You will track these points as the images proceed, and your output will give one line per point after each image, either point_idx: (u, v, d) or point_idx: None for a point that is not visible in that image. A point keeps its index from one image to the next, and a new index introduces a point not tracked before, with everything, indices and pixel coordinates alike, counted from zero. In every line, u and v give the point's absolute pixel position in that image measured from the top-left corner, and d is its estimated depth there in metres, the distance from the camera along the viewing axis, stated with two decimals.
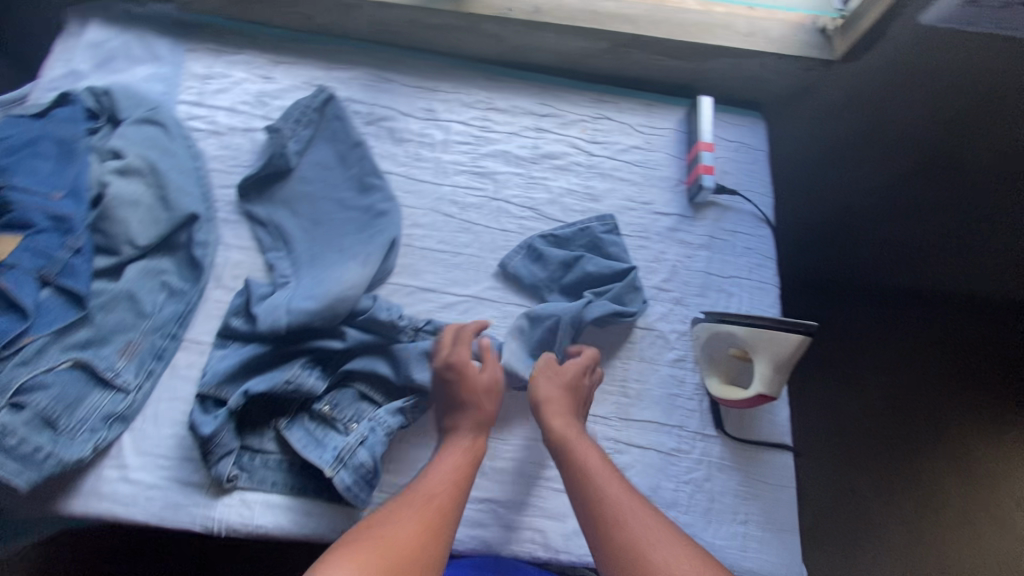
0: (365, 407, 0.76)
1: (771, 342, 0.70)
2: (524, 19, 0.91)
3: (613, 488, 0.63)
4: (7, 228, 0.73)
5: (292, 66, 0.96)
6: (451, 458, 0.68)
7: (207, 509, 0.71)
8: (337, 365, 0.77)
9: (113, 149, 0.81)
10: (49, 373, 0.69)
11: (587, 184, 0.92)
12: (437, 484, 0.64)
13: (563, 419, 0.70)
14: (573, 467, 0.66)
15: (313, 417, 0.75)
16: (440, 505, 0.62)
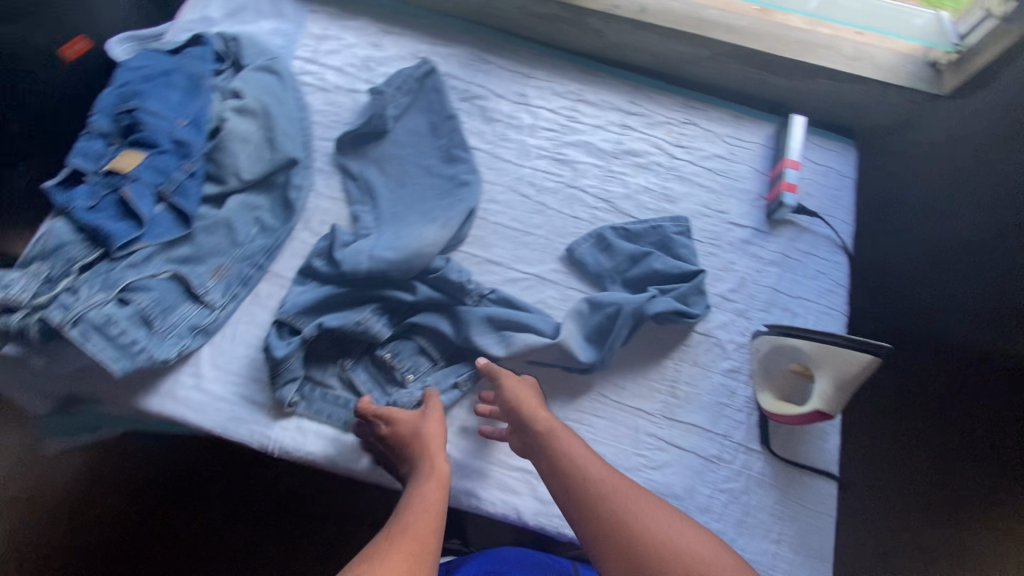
0: (422, 362, 0.81)
1: (837, 360, 0.69)
2: (630, 18, 0.93)
3: (599, 473, 0.64)
4: (135, 146, 0.81)
5: (401, 37, 1.02)
6: (422, 492, 0.65)
7: (266, 427, 0.76)
8: (406, 318, 0.82)
9: (234, 90, 0.89)
10: (153, 279, 0.75)
11: (664, 185, 0.93)
12: (414, 516, 0.61)
13: (540, 419, 0.70)
14: (556, 458, 0.66)
15: (375, 361, 0.80)
16: (424, 535, 0.59)
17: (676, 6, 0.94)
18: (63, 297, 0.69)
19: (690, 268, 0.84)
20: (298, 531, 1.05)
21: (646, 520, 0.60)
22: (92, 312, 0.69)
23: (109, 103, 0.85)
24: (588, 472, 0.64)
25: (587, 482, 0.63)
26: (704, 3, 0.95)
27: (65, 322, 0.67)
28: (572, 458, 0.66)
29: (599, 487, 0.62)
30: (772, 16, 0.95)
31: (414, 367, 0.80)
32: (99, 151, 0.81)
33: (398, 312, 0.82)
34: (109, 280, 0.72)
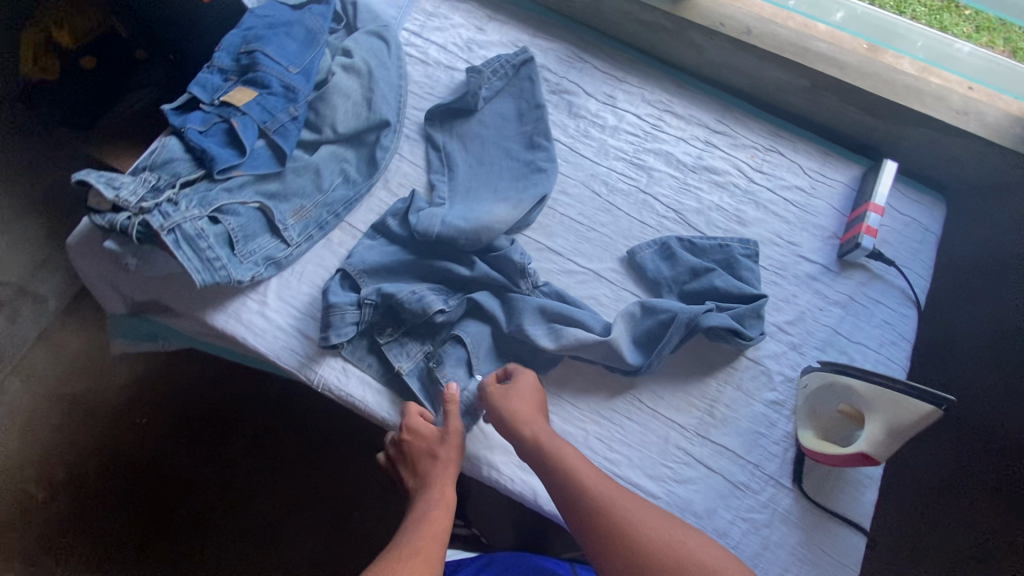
0: (463, 375, 0.78)
1: (889, 404, 0.67)
2: (734, 37, 0.92)
3: (596, 482, 0.64)
4: (249, 83, 0.87)
5: (504, 26, 1.05)
6: (430, 512, 0.67)
7: (315, 364, 0.80)
8: (457, 296, 0.83)
9: (345, 49, 0.94)
10: (242, 207, 0.81)
11: (738, 208, 0.93)
12: (421, 539, 0.63)
13: (529, 428, 0.70)
14: (551, 468, 0.66)
15: (424, 369, 0.79)
16: (429, 563, 0.60)
17: (784, 32, 0.93)
18: (164, 206, 0.75)
19: (752, 292, 0.83)
20: (321, 469, 1.20)
21: (646, 526, 0.60)
22: (187, 224, 0.74)
23: (231, 43, 0.91)
24: (582, 481, 0.64)
25: (585, 490, 0.63)
26: (813, 34, 0.93)
27: (162, 228, 0.72)
28: (566, 469, 0.66)
29: (596, 494, 0.63)
30: (880, 56, 0.92)
31: (455, 379, 0.78)
32: (215, 84, 0.88)
33: (453, 286, 0.84)
34: (206, 199, 0.78)
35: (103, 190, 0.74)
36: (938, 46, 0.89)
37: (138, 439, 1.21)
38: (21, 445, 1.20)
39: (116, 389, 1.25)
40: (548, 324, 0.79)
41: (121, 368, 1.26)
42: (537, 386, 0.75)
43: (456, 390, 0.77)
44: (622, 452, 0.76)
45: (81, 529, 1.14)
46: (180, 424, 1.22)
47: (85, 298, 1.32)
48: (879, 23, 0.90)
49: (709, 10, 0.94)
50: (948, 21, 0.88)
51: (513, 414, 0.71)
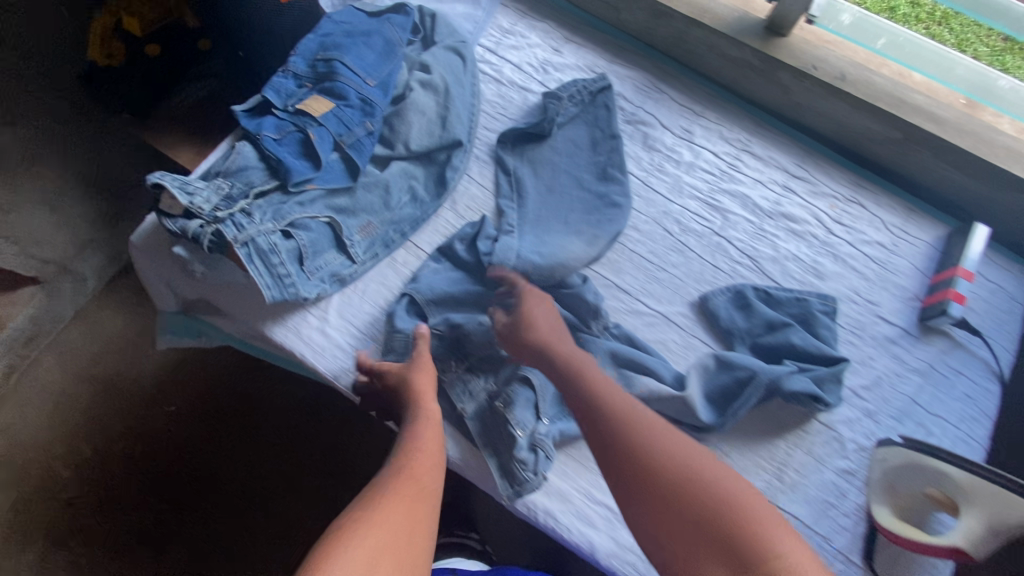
0: (530, 418, 0.75)
1: (994, 502, 0.65)
2: (827, 82, 0.88)
3: (622, 406, 0.70)
4: (326, 94, 0.85)
5: (582, 48, 1.02)
6: (419, 435, 0.70)
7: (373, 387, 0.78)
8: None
9: (423, 64, 0.92)
10: (313, 221, 0.79)
11: (815, 259, 0.89)
12: (411, 462, 0.68)
13: (546, 339, 0.76)
14: (579, 391, 0.72)
15: (488, 411, 0.76)
16: (422, 483, 0.66)
17: (880, 81, 0.89)
18: (238, 216, 0.73)
19: (833, 355, 0.79)
20: (344, 473, 1.19)
21: (659, 447, 0.64)
22: (261, 238, 0.73)
23: (309, 49, 0.90)
24: (611, 404, 0.70)
25: (609, 413, 0.69)
26: (909, 83, 0.89)
27: (236, 241, 0.71)
28: (592, 392, 0.71)
29: (620, 415, 0.68)
30: (978, 112, 0.88)
31: (523, 422, 0.75)
32: (290, 90, 0.86)
33: None
34: (280, 212, 0.76)
35: (179, 197, 0.73)
36: (977, 78, 0.82)
37: (164, 427, 1.21)
38: (50, 423, 1.20)
39: (145, 376, 1.24)
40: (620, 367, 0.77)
41: (154, 356, 1.26)
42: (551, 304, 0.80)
43: (527, 433, 0.74)
44: None
45: (98, 509, 1.15)
46: (204, 416, 1.22)
47: (125, 280, 1.33)
48: (917, 51, 0.84)
49: (801, 51, 0.90)
50: (1014, 63, 0.82)
51: (536, 342, 0.76)
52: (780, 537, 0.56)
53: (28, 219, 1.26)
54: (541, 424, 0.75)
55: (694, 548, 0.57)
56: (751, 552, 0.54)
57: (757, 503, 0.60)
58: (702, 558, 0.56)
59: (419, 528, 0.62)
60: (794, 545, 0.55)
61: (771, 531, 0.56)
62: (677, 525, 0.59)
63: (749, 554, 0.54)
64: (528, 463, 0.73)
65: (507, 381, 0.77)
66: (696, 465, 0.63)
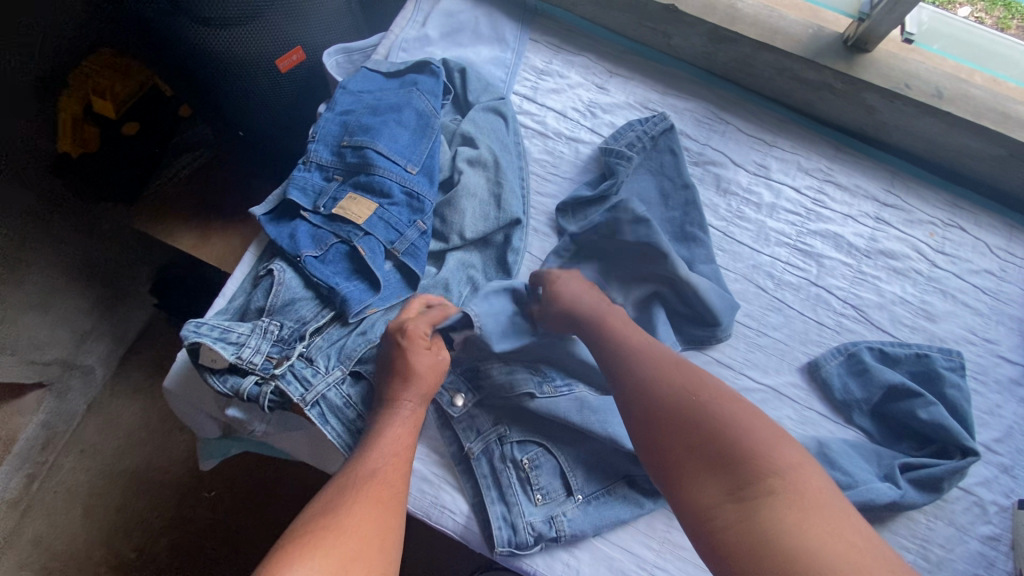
0: (557, 489, 0.69)
1: None
2: (924, 102, 0.79)
3: (635, 338, 0.65)
4: (366, 192, 0.73)
5: (630, 82, 0.91)
6: (392, 433, 0.60)
7: None
8: (555, 382, 0.72)
9: (465, 135, 0.80)
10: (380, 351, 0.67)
11: (923, 299, 0.81)
12: (380, 460, 0.57)
13: (566, 286, 0.72)
14: (593, 323, 0.68)
15: (501, 456, 0.69)
16: (392, 484, 0.56)
17: (979, 94, 0.80)
18: (299, 367, 0.64)
19: (963, 445, 0.69)
20: None
21: (656, 365, 0.60)
22: (331, 392, 0.64)
23: (330, 131, 0.77)
24: (624, 335, 0.65)
25: (618, 342, 0.64)
26: (1005, 92, 0.80)
27: (304, 402, 0.62)
28: (609, 324, 0.67)
29: (617, 335, 0.65)
30: None
31: (547, 489, 0.69)
32: (318, 187, 0.74)
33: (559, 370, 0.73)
34: (344, 351, 0.66)
35: (223, 353, 0.62)
36: (992, 51, 0.78)
37: (208, 515, 1.10)
38: (83, 530, 1.08)
39: (180, 462, 1.14)
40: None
41: (184, 440, 1.16)
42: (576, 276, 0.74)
43: (548, 504, 0.68)
44: None
45: None
46: (248, 506, 1.11)
47: (137, 359, 1.21)
48: (926, 32, 0.80)
49: (889, 68, 0.80)
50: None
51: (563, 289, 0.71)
52: (788, 449, 0.50)
53: (23, 323, 1.02)
54: (569, 503, 0.68)
55: (691, 469, 0.50)
56: (749, 470, 0.48)
57: (761, 418, 0.53)
58: (697, 479, 0.50)
59: (390, 536, 0.52)
60: (810, 470, 0.48)
61: (778, 447, 0.49)
62: (676, 447, 0.52)
63: (747, 470, 0.48)
64: (538, 531, 0.66)
65: (531, 438, 0.70)
66: (698, 381, 0.57)
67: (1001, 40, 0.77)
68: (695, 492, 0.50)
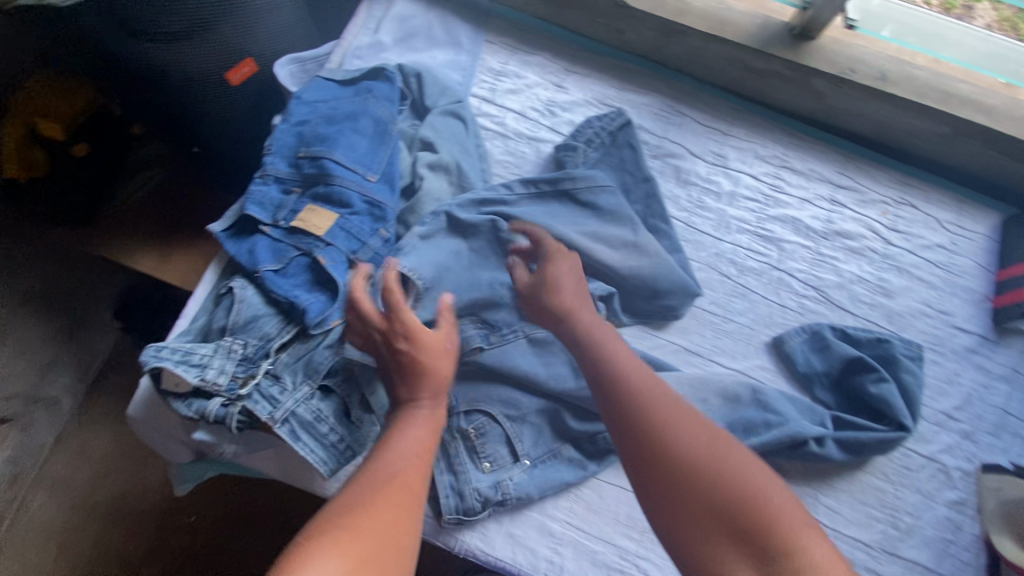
0: (504, 455, 0.71)
1: None
2: (868, 85, 0.81)
3: (643, 375, 0.63)
4: (326, 202, 0.72)
5: (586, 80, 0.91)
6: (412, 434, 0.59)
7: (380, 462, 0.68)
8: (501, 332, 0.74)
9: (424, 140, 0.80)
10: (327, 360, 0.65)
11: (880, 276, 0.84)
12: (400, 464, 0.56)
13: (566, 311, 0.70)
14: (588, 349, 0.67)
15: (450, 429, 0.71)
16: (411, 481, 0.55)
17: (921, 74, 0.82)
18: (266, 386, 0.63)
19: (900, 422, 0.72)
20: None
21: (672, 410, 0.59)
22: (301, 408, 0.63)
23: (285, 143, 0.76)
24: (621, 363, 0.64)
25: (625, 378, 0.63)
26: (947, 72, 0.83)
27: (274, 420, 0.61)
28: (610, 358, 0.65)
29: (624, 368, 0.64)
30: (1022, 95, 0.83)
31: (494, 456, 0.71)
32: (277, 200, 0.73)
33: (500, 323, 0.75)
34: (310, 366, 0.65)
35: (185, 376, 0.61)
36: (933, 36, 0.80)
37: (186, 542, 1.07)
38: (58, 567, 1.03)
39: (156, 487, 1.10)
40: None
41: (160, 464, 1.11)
42: (575, 269, 0.74)
43: (495, 470, 0.70)
44: None
45: None
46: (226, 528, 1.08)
47: (104, 386, 1.15)
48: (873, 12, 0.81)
49: (835, 54, 0.82)
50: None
51: (553, 309, 0.70)
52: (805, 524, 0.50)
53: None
54: (516, 468, 0.71)
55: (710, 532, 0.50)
56: (775, 545, 0.48)
57: (776, 486, 0.54)
58: (717, 542, 0.50)
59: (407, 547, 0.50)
60: (824, 541, 0.49)
61: (798, 525, 0.50)
62: (693, 505, 0.52)
63: (771, 544, 0.48)
64: (485, 496, 0.68)
65: (477, 409, 0.72)
66: (716, 438, 0.57)
67: (943, 21, 0.79)
68: (715, 557, 0.49)
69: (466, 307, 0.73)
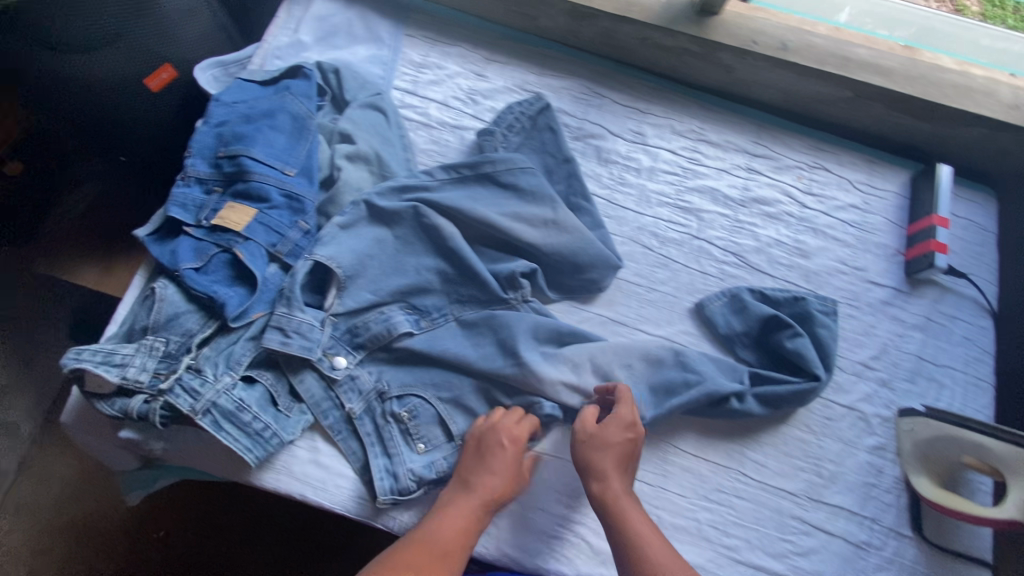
0: (438, 435, 0.71)
1: None
2: (770, 55, 0.85)
3: (659, 540, 0.62)
4: (244, 199, 0.73)
5: (506, 67, 0.94)
6: (454, 513, 0.63)
7: (314, 449, 0.70)
8: (431, 316, 0.77)
9: (343, 132, 0.81)
10: (249, 354, 0.68)
11: (797, 239, 0.87)
12: (441, 534, 0.61)
13: (606, 464, 0.67)
14: (611, 505, 0.65)
15: (382, 413, 0.71)
16: (448, 555, 0.60)
17: (820, 42, 0.86)
18: (187, 379, 0.64)
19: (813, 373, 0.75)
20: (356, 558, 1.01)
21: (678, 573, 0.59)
22: (222, 398, 0.64)
23: (206, 144, 0.77)
24: (638, 526, 0.63)
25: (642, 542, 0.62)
26: (846, 38, 0.87)
27: (195, 412, 0.62)
28: (628, 518, 0.64)
29: (640, 529, 0.63)
30: (918, 55, 0.87)
31: (428, 438, 0.71)
32: (199, 201, 0.74)
33: (429, 309, 0.77)
34: (232, 358, 0.67)
35: (106, 375, 0.62)
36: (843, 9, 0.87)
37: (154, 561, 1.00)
38: None
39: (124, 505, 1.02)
40: (580, 387, 0.74)
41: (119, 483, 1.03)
42: (633, 439, 0.69)
43: (430, 451, 0.70)
44: (738, 535, 0.73)
45: None
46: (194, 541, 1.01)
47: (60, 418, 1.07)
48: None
49: (737, 27, 0.86)
50: None
51: (596, 461, 0.67)
52: None
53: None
54: (449, 447, 0.71)
55: None
56: None
57: None
58: None
59: None
60: None
61: None
62: None
63: None
64: (420, 477, 0.68)
65: (409, 391, 0.72)
66: None
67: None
68: None
69: (394, 294, 0.75)
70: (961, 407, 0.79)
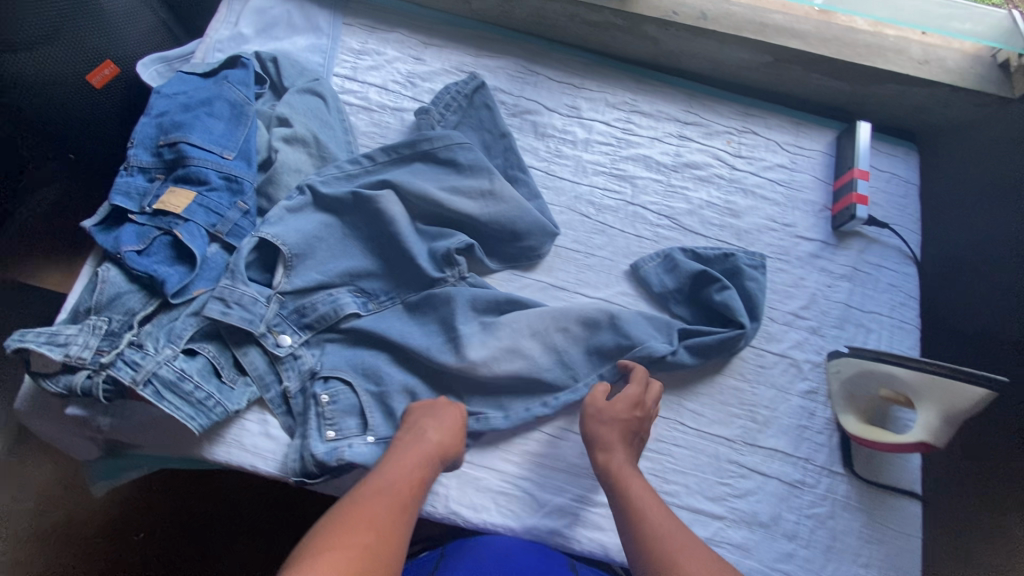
0: (352, 425, 0.70)
1: (939, 393, 0.71)
2: (691, 25, 0.89)
3: (656, 504, 0.63)
4: (183, 182, 0.76)
5: (443, 50, 0.97)
6: (403, 461, 0.64)
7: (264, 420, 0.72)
8: (379, 299, 0.79)
9: (281, 116, 0.84)
10: (190, 329, 0.70)
11: (728, 199, 0.90)
12: (395, 479, 0.61)
13: (614, 438, 0.70)
14: (614, 472, 0.67)
15: (308, 396, 0.72)
16: (401, 496, 0.60)
17: (737, 10, 0.90)
18: (129, 353, 0.66)
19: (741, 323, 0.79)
20: None
21: (669, 528, 0.60)
22: (163, 369, 0.66)
23: (147, 134, 0.79)
24: (638, 491, 0.64)
25: (640, 506, 0.63)
26: (764, 6, 0.91)
27: (136, 382, 0.64)
28: (630, 486, 0.65)
29: (640, 495, 0.64)
30: (833, 18, 0.91)
31: (341, 427, 0.70)
32: (141, 188, 0.76)
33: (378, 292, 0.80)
34: (173, 333, 0.69)
35: (50, 354, 0.64)
36: None
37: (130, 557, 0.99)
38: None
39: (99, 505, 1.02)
40: (520, 352, 0.75)
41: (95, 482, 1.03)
42: (643, 415, 0.72)
43: (338, 440, 0.69)
44: (678, 481, 0.75)
45: None
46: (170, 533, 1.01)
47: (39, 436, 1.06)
48: None
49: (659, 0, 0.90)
50: None
51: (603, 433, 0.70)
52: None
53: None
54: (359, 439, 0.69)
55: None
56: None
57: None
58: None
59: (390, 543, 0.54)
60: None
61: None
62: None
63: None
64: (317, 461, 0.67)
65: (336, 375, 0.73)
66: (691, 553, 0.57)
67: None
68: None
69: (341, 275, 0.77)
70: (888, 349, 0.83)
